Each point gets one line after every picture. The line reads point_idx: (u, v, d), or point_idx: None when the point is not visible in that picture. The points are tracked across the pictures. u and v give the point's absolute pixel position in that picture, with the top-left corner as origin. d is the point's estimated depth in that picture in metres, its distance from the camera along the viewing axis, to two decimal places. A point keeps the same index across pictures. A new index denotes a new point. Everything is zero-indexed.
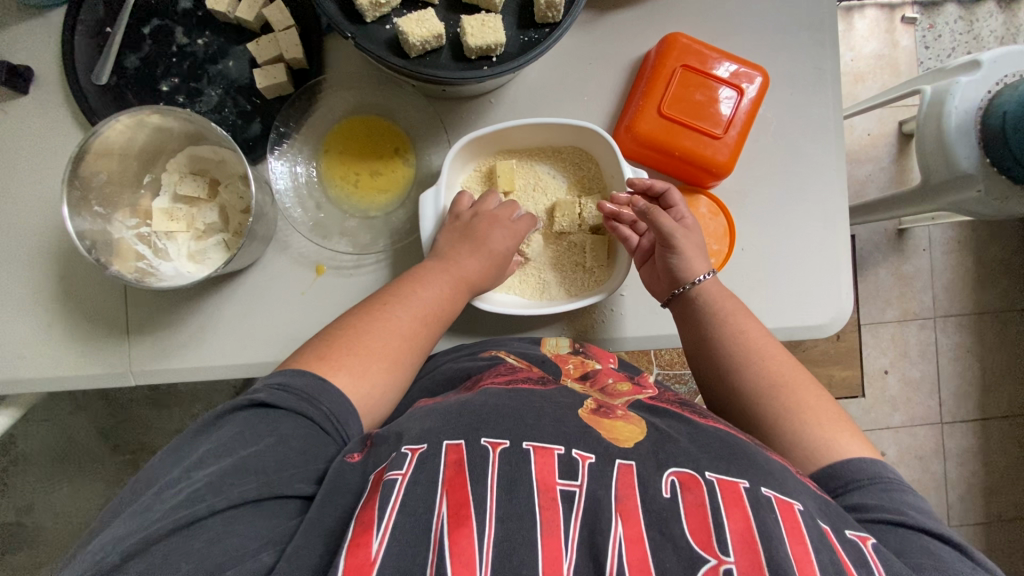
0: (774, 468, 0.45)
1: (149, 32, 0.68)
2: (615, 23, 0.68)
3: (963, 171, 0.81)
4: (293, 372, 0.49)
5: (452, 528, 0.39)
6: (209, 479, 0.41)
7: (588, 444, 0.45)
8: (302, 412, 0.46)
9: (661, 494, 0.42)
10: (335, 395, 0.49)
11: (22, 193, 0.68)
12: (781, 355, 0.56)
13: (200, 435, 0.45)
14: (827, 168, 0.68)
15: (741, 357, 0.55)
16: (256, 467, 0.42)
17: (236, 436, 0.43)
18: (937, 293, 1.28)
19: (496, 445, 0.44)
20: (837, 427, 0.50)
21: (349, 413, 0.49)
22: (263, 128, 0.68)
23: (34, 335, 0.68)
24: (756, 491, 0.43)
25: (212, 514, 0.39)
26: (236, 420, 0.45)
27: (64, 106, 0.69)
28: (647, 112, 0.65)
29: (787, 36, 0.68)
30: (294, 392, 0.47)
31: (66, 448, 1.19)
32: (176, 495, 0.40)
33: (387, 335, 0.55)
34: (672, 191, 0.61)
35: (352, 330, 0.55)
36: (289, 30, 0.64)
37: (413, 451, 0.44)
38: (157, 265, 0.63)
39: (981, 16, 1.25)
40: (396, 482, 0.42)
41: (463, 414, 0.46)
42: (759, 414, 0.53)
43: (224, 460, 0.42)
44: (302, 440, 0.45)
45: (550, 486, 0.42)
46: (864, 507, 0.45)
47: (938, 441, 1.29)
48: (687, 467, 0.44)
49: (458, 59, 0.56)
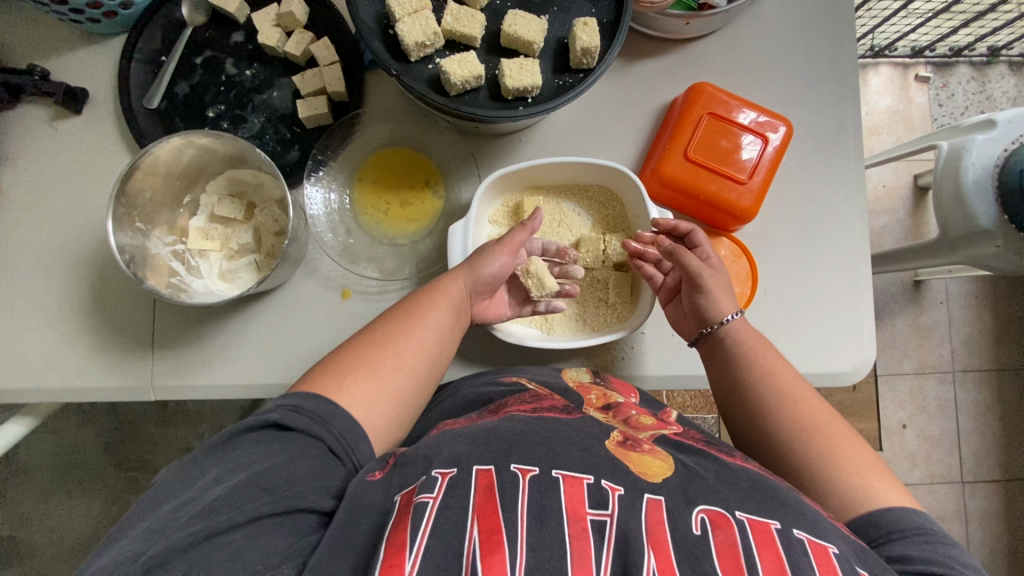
0: (806, 509, 0.44)
1: (201, 62, 0.71)
2: (643, 72, 0.71)
3: (981, 227, 0.82)
4: (303, 395, 0.49)
5: (485, 554, 0.39)
6: (231, 491, 0.41)
7: (616, 476, 0.45)
8: (316, 435, 0.47)
9: (692, 530, 0.42)
10: (345, 418, 0.49)
11: (64, 207, 0.71)
12: (815, 400, 0.55)
13: (207, 458, 0.44)
14: (849, 217, 0.69)
15: (773, 398, 0.55)
16: (275, 481, 0.42)
17: (252, 453, 0.43)
18: (956, 346, 1.27)
19: (527, 471, 0.44)
20: (874, 477, 0.49)
21: (358, 437, 0.49)
22: (300, 156, 0.70)
23: (60, 346, 0.69)
24: (788, 532, 0.42)
25: (231, 527, 0.39)
26: (250, 441, 0.44)
27: (113, 126, 0.72)
28: (672, 155, 0.67)
29: (810, 90, 0.70)
30: (310, 415, 0.47)
31: (70, 462, 1.18)
32: (190, 509, 0.39)
33: (403, 354, 0.55)
34: (697, 231, 0.61)
35: (369, 353, 0.55)
36: (333, 65, 0.68)
37: (442, 475, 0.44)
38: (189, 282, 0.64)
39: (993, 77, 1.28)
40: (426, 506, 0.42)
41: (491, 440, 0.46)
42: (791, 459, 0.52)
43: (239, 476, 0.42)
44: (312, 464, 0.45)
45: (581, 515, 0.42)
46: (907, 559, 0.44)
47: (960, 502, 1.25)
48: (717, 505, 0.44)
49: (494, 98, 0.59)
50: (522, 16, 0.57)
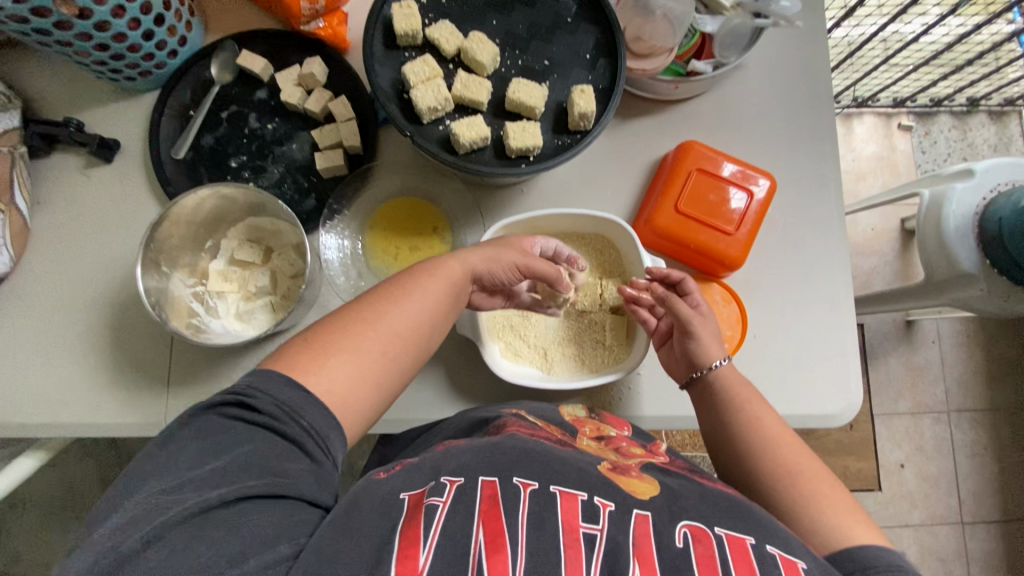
0: (779, 531, 0.47)
1: (226, 116, 0.77)
2: (637, 129, 0.76)
3: (965, 271, 0.86)
4: (270, 373, 0.48)
5: (489, 554, 0.41)
6: (215, 472, 0.41)
7: (608, 493, 0.47)
8: (279, 430, 0.45)
9: (674, 543, 0.44)
10: (315, 407, 0.47)
11: (91, 249, 0.75)
12: (798, 445, 0.57)
13: (177, 442, 0.43)
14: (832, 265, 0.73)
15: (758, 441, 0.57)
16: (252, 463, 0.42)
17: (221, 439, 0.43)
18: (949, 385, 1.29)
19: (528, 484, 0.46)
20: (854, 518, 0.52)
21: (330, 428, 0.48)
22: (316, 203, 0.75)
23: (79, 382, 0.72)
24: (762, 548, 0.45)
25: (223, 503, 0.40)
26: (215, 426, 0.44)
27: (141, 175, 0.77)
28: (664, 207, 0.71)
29: (793, 147, 0.76)
30: (278, 401, 0.46)
31: (73, 495, 1.19)
32: (173, 485, 0.40)
33: (375, 335, 0.54)
34: (688, 280, 0.65)
35: (342, 332, 0.53)
36: (349, 122, 0.73)
37: (451, 482, 0.47)
38: (208, 322, 0.68)
39: (973, 126, 1.35)
40: (437, 508, 0.44)
41: (497, 454, 0.49)
42: (775, 500, 0.54)
43: (221, 458, 0.42)
44: (281, 455, 0.44)
45: (574, 527, 0.44)
46: None
47: (961, 543, 1.25)
48: (699, 522, 0.46)
49: (499, 156, 0.63)
50: (525, 85, 0.62)
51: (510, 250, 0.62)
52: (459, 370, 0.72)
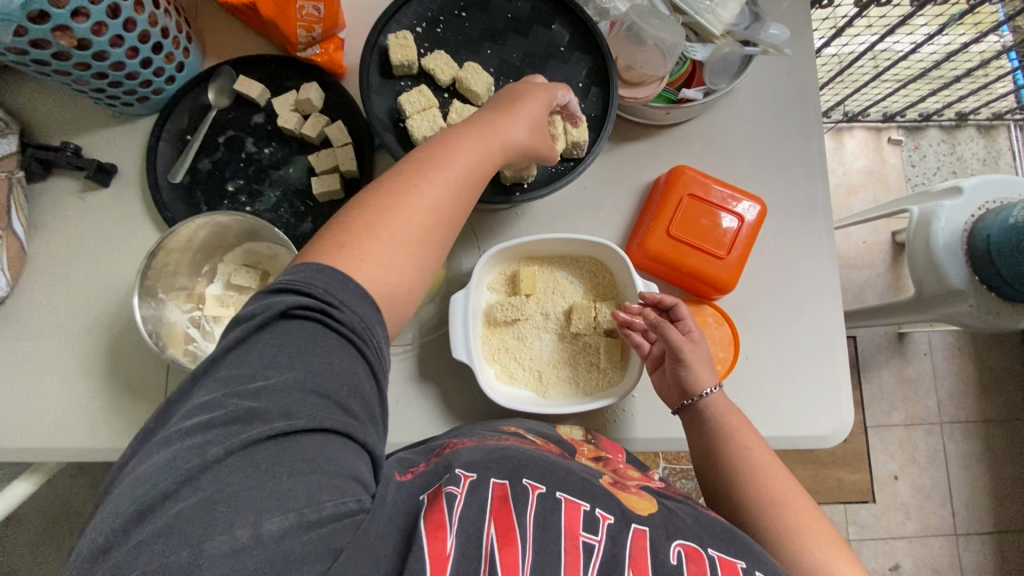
0: (769, 559, 0.48)
1: (223, 141, 0.78)
2: (630, 153, 0.77)
3: (954, 286, 0.88)
4: (308, 267, 0.45)
5: (501, 546, 0.43)
6: (289, 391, 0.40)
7: (608, 504, 0.48)
8: (354, 342, 0.44)
9: (669, 559, 0.46)
10: (360, 296, 0.46)
11: (89, 272, 0.76)
12: (785, 476, 0.58)
13: (246, 343, 0.42)
14: (822, 288, 0.74)
15: (747, 471, 0.58)
16: (322, 381, 0.41)
17: (286, 348, 0.42)
18: (942, 398, 1.30)
19: (535, 488, 0.47)
20: (836, 552, 0.53)
21: (371, 326, 0.46)
22: (313, 227, 0.76)
23: (77, 407, 0.72)
24: (750, 572, 0.46)
25: (297, 431, 0.39)
26: (285, 330, 0.42)
27: (139, 198, 0.78)
28: (657, 231, 0.73)
29: (783, 170, 0.77)
30: (354, 317, 0.45)
31: (69, 513, 1.18)
32: (251, 390, 0.40)
33: (412, 216, 0.51)
34: (679, 305, 0.66)
35: (376, 210, 0.51)
36: (345, 147, 0.74)
37: (465, 476, 0.47)
38: (204, 347, 0.68)
39: (961, 140, 1.37)
40: (456, 496, 0.45)
41: (506, 457, 0.50)
42: (762, 530, 0.55)
43: (294, 368, 0.41)
44: (350, 379, 0.43)
45: (575, 534, 0.45)
46: None
47: (955, 554, 1.26)
48: (693, 541, 0.48)
49: (492, 184, 0.65)
50: None
51: (535, 95, 0.59)
52: (456, 392, 0.72)
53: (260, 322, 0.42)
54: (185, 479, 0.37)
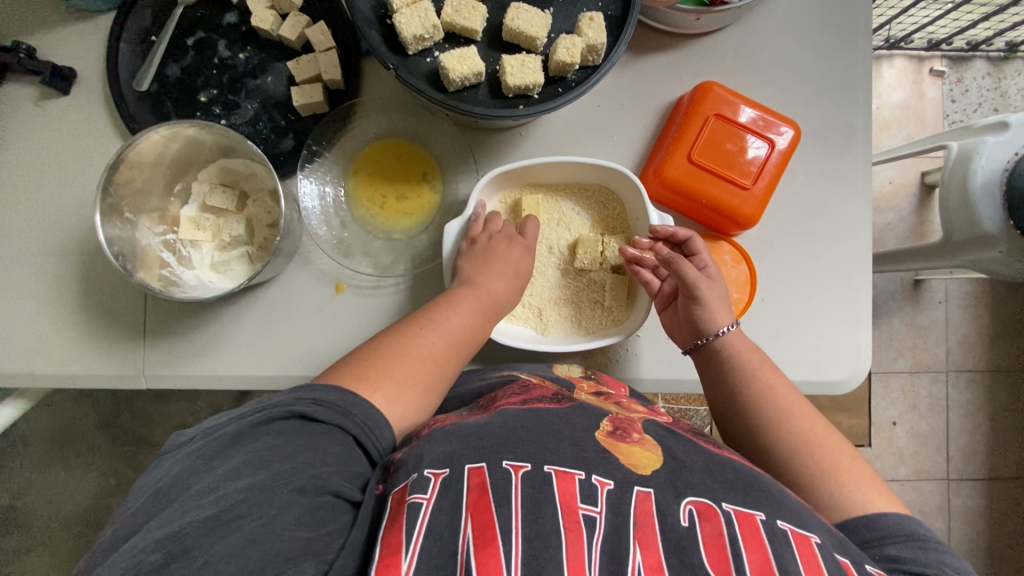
0: (789, 502, 0.46)
1: (193, 43, 0.69)
2: (650, 67, 0.68)
3: (986, 232, 0.80)
4: (328, 385, 0.49)
5: (479, 550, 0.40)
6: (248, 489, 0.41)
7: (607, 470, 0.46)
8: (340, 425, 0.47)
9: (679, 522, 0.43)
10: (372, 409, 0.49)
11: (53, 190, 0.70)
12: (811, 414, 0.55)
13: (236, 442, 0.44)
14: (852, 225, 0.68)
15: (772, 413, 0.55)
16: (292, 479, 0.42)
17: (277, 448, 0.43)
18: (950, 346, 1.27)
19: (518, 468, 0.45)
20: (872, 489, 0.50)
21: (381, 423, 0.49)
22: (295, 144, 0.68)
23: (51, 332, 0.68)
24: (772, 524, 0.43)
25: (249, 522, 0.40)
26: (278, 430, 0.45)
27: (102, 108, 0.70)
28: (676, 157, 0.65)
29: (821, 91, 0.68)
30: (331, 406, 0.47)
31: (67, 436, 1.19)
32: (218, 503, 0.40)
33: (418, 361, 0.55)
34: (695, 239, 0.61)
35: (391, 350, 0.55)
36: (329, 51, 0.66)
37: (436, 476, 0.45)
38: (180, 273, 0.63)
39: (1009, 74, 1.25)
40: (420, 507, 0.42)
41: (483, 436, 0.47)
42: (788, 472, 0.52)
43: (259, 473, 0.42)
44: (338, 453, 0.45)
45: (573, 509, 0.43)
46: (901, 560, 0.45)
47: (944, 498, 1.27)
48: (704, 497, 0.45)
49: (494, 95, 0.57)
50: (525, 10, 0.54)
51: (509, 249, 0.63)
52: None
53: (264, 417, 0.45)
54: (174, 554, 0.38)
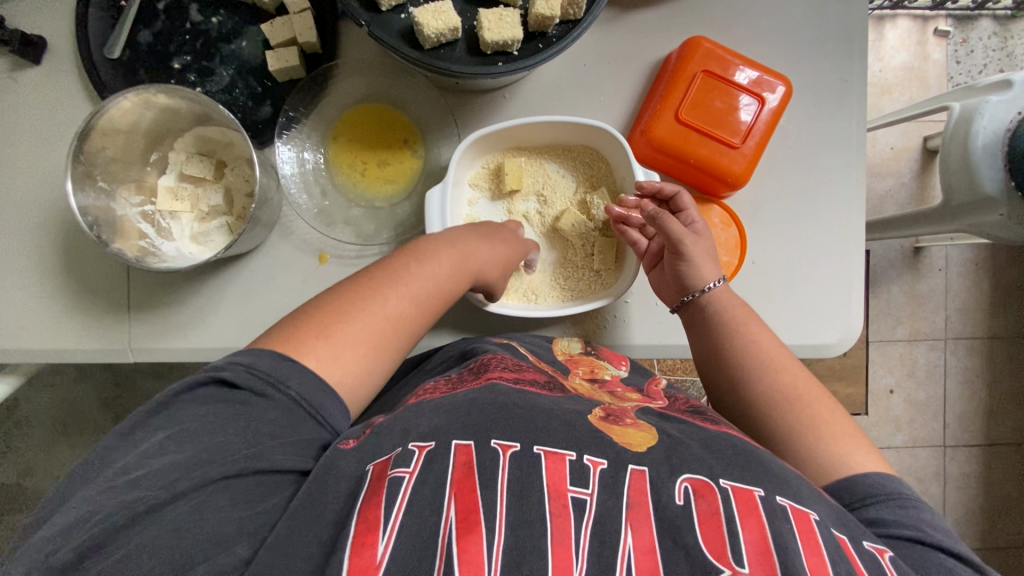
0: (788, 477, 0.45)
1: (164, 7, 0.67)
2: (637, 23, 0.66)
3: (986, 193, 0.78)
4: (263, 352, 0.46)
5: (461, 534, 0.39)
6: (170, 470, 0.39)
7: (600, 450, 0.45)
8: (263, 393, 0.44)
9: (674, 501, 0.43)
10: (304, 375, 0.46)
11: (30, 163, 0.68)
12: (797, 368, 0.55)
13: (152, 420, 0.42)
14: (845, 184, 0.66)
15: (755, 369, 0.54)
16: (217, 455, 0.40)
17: (201, 421, 0.41)
18: (950, 314, 1.25)
19: (506, 448, 0.44)
20: (854, 444, 0.49)
21: (324, 394, 0.46)
22: (273, 112, 0.67)
23: (34, 307, 0.68)
24: (771, 500, 0.43)
25: (173, 500, 0.38)
26: (197, 401, 0.43)
27: (75, 78, 0.69)
28: (663, 116, 0.63)
29: (815, 46, 0.66)
30: (256, 371, 0.45)
31: (68, 415, 1.19)
32: (124, 479, 0.38)
33: (370, 317, 0.51)
34: (682, 195, 0.60)
35: (343, 306, 0.51)
36: (304, 13, 0.63)
37: (420, 449, 0.44)
38: (159, 244, 0.63)
39: (1016, 33, 1.20)
40: (402, 482, 0.42)
41: (471, 413, 0.46)
42: (772, 427, 0.52)
43: (182, 449, 0.40)
44: (274, 423, 0.43)
45: (562, 492, 0.42)
46: (882, 523, 0.45)
47: (940, 465, 1.27)
48: (701, 474, 0.44)
49: (472, 53, 0.55)
50: None
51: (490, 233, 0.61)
52: None
53: (185, 388, 0.43)
54: (88, 546, 0.36)
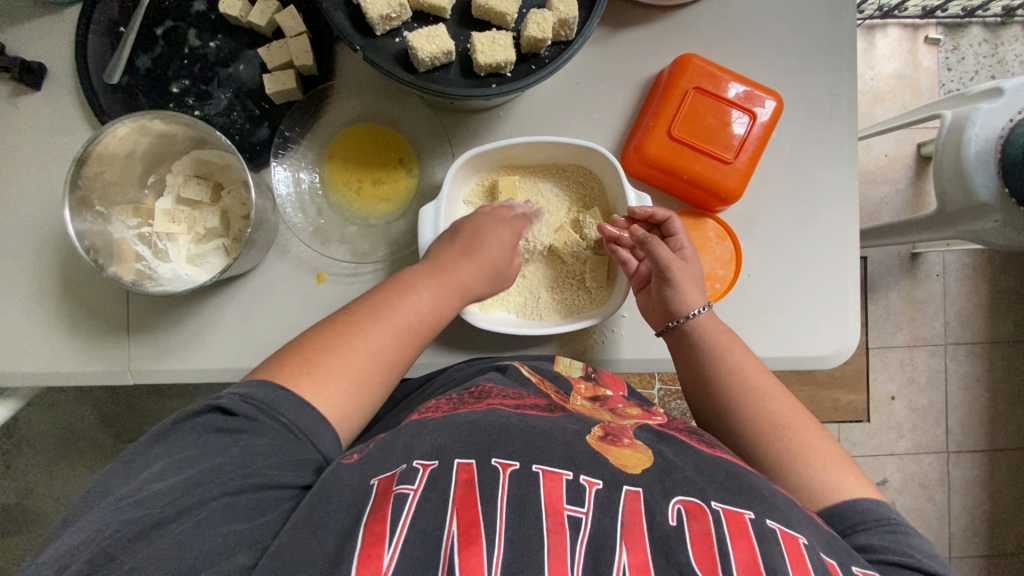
0: (779, 501, 0.45)
1: (163, 33, 0.68)
2: (629, 41, 0.67)
3: (979, 201, 0.78)
4: (258, 382, 0.48)
5: (463, 547, 0.39)
6: (172, 490, 0.39)
7: (596, 470, 0.45)
8: (261, 421, 0.45)
9: (668, 521, 0.43)
10: (298, 403, 0.47)
11: (31, 188, 0.69)
12: (781, 394, 0.55)
13: (156, 447, 0.43)
14: (838, 197, 0.67)
15: (740, 396, 0.55)
16: (215, 476, 0.41)
17: (199, 448, 0.42)
18: (949, 319, 1.26)
19: (506, 466, 0.44)
20: (842, 470, 0.50)
21: (317, 422, 0.48)
22: (270, 133, 0.68)
23: (33, 330, 0.68)
24: (761, 523, 0.43)
25: (176, 515, 0.39)
26: (197, 429, 0.43)
27: (74, 103, 0.69)
28: (656, 132, 0.64)
29: (805, 61, 0.67)
30: (253, 401, 0.46)
31: (68, 434, 1.19)
32: (131, 501, 0.39)
33: (359, 351, 0.52)
34: (673, 220, 0.61)
35: (333, 339, 0.53)
36: (300, 37, 0.64)
37: (424, 466, 0.45)
38: (155, 267, 0.63)
39: (1006, 39, 1.22)
40: (407, 497, 0.42)
41: (473, 433, 0.47)
42: (761, 453, 0.52)
43: (184, 471, 0.41)
44: (268, 445, 0.44)
45: (559, 510, 0.42)
46: (872, 548, 0.44)
47: (944, 471, 1.27)
48: (693, 496, 0.44)
49: (467, 75, 0.56)
50: None
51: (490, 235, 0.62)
52: None
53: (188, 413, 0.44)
54: (95, 561, 0.36)
